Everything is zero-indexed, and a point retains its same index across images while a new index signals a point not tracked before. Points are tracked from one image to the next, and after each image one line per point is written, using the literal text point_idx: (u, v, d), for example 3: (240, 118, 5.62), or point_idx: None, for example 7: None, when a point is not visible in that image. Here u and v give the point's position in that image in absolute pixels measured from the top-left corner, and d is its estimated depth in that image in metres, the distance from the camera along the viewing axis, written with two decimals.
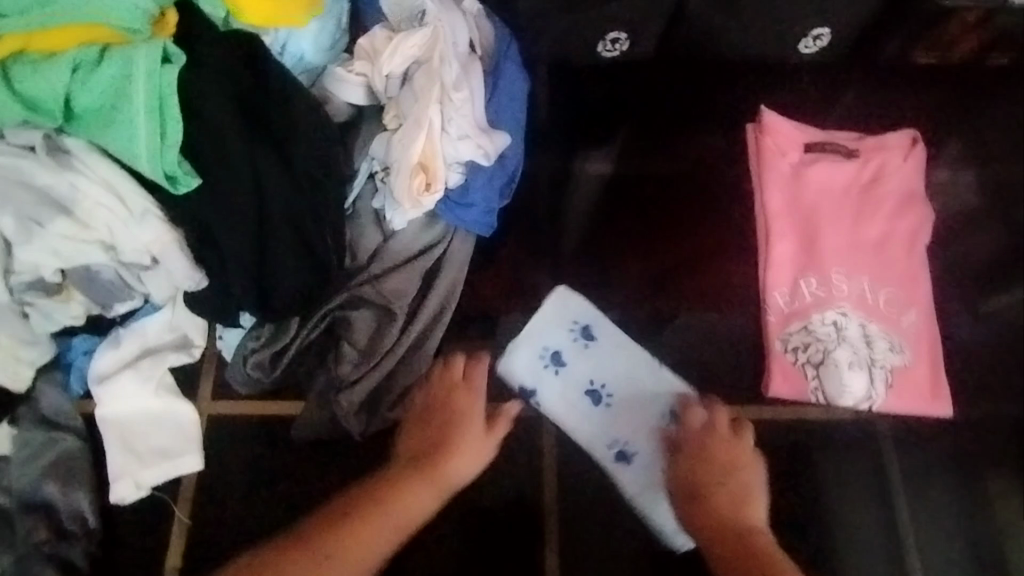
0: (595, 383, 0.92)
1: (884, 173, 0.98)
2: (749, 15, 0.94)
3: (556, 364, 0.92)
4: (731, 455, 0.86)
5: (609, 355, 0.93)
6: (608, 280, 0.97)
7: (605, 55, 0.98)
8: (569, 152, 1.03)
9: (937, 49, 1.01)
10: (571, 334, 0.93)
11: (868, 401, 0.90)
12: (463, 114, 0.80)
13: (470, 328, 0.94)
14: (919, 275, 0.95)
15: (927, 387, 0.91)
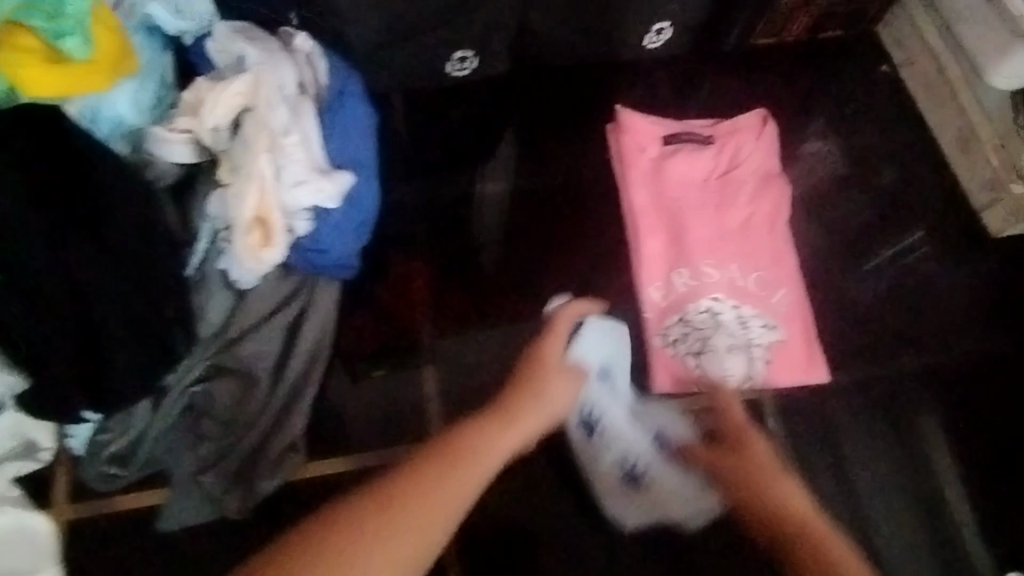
0: (600, 414, 0.84)
1: (740, 157, 1.00)
2: (587, 19, 0.97)
3: (601, 380, 0.85)
4: (744, 423, 0.76)
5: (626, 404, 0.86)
6: (496, 296, 0.91)
7: (455, 74, 0.99)
8: (435, 173, 0.97)
9: (772, 30, 1.06)
10: (628, 377, 0.87)
11: (749, 382, 0.90)
12: (297, 159, 0.77)
13: (354, 371, 0.85)
14: (785, 251, 0.97)
15: (801, 360, 0.93)
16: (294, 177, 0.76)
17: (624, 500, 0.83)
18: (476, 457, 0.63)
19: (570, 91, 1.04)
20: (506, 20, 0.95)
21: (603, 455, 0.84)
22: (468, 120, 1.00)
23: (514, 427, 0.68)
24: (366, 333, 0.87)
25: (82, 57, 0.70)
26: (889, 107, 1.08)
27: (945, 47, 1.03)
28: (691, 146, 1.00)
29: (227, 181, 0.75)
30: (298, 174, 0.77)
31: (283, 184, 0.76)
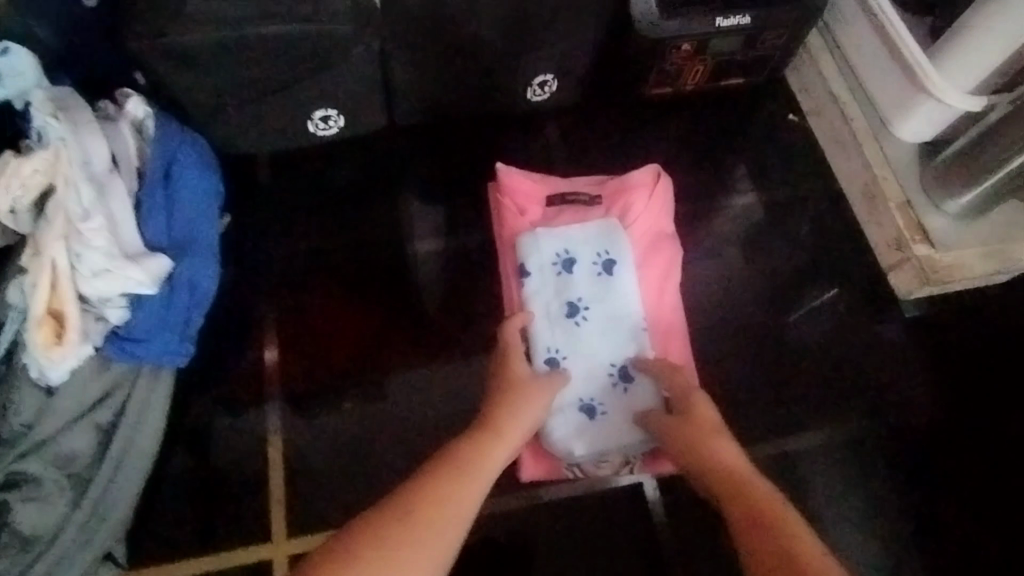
0: (583, 300, 0.87)
1: (630, 218, 0.91)
2: (456, 71, 0.90)
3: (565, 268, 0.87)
4: (689, 387, 0.80)
5: (617, 297, 0.87)
6: (351, 376, 0.87)
7: (321, 133, 0.92)
8: (298, 239, 0.93)
9: (666, 81, 0.97)
10: (593, 259, 0.88)
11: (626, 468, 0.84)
12: (100, 244, 0.72)
13: (193, 455, 0.83)
14: (677, 321, 0.90)
15: None
16: (94, 262, 0.71)
17: (591, 439, 0.83)
18: (440, 533, 0.62)
19: (450, 147, 0.99)
20: (364, 74, 0.87)
21: (564, 390, 0.83)
22: (340, 188, 0.96)
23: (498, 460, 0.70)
24: (217, 420, 0.84)
25: None
26: (795, 155, 1.02)
27: (849, 93, 0.96)
28: (576, 208, 0.92)
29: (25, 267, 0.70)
30: (99, 260, 0.71)
31: (81, 273, 0.71)
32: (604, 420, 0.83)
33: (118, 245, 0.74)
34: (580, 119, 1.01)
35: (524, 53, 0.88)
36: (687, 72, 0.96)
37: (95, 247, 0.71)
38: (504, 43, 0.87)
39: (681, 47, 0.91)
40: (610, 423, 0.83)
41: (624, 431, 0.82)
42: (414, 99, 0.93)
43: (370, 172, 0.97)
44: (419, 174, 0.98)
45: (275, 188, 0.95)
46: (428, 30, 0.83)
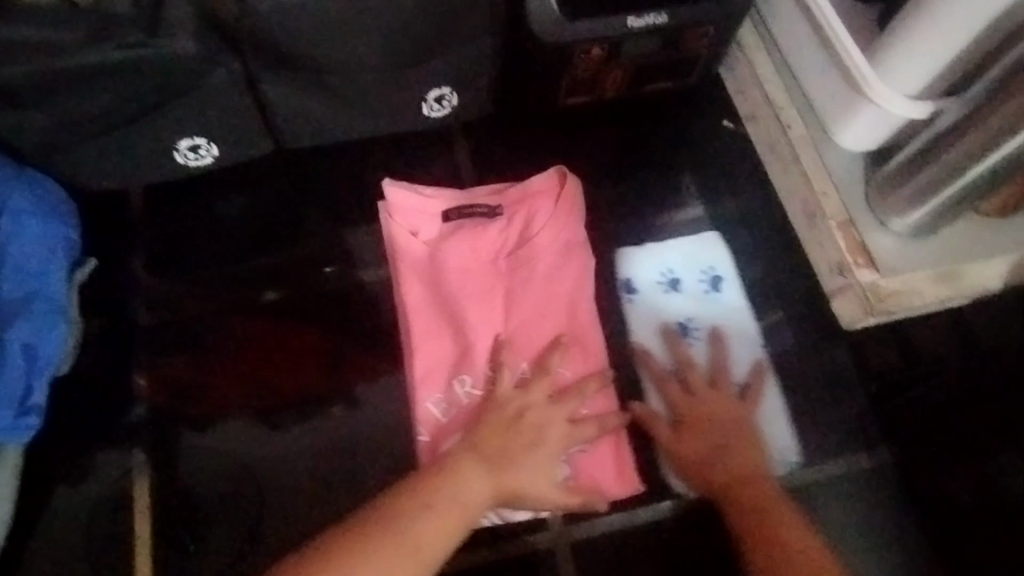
0: (692, 319, 0.83)
1: (534, 228, 0.83)
2: (338, 91, 0.79)
3: (630, 294, 0.84)
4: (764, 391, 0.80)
5: (715, 305, 0.84)
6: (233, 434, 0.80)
7: (193, 164, 0.83)
8: (177, 281, 0.84)
9: (580, 88, 0.87)
10: (698, 277, 0.85)
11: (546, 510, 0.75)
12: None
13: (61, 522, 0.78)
14: (592, 338, 0.80)
15: (612, 472, 0.76)
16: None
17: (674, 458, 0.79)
18: (454, 504, 0.68)
19: (349, 168, 0.89)
20: (228, 99, 0.77)
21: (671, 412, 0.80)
22: (225, 224, 0.86)
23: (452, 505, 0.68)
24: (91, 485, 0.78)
25: None
26: (734, 164, 0.91)
27: (788, 100, 0.86)
28: (474, 222, 0.83)
29: None
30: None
31: None
32: None
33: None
34: (492, 131, 0.91)
35: (407, 70, 0.79)
36: (604, 78, 0.86)
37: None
38: (385, 59, 0.76)
39: (591, 52, 0.81)
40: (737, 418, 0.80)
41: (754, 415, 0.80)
42: (298, 125, 0.83)
43: (259, 199, 0.88)
44: (313, 199, 0.88)
45: (154, 222, 0.86)
46: (291, 48, 0.73)
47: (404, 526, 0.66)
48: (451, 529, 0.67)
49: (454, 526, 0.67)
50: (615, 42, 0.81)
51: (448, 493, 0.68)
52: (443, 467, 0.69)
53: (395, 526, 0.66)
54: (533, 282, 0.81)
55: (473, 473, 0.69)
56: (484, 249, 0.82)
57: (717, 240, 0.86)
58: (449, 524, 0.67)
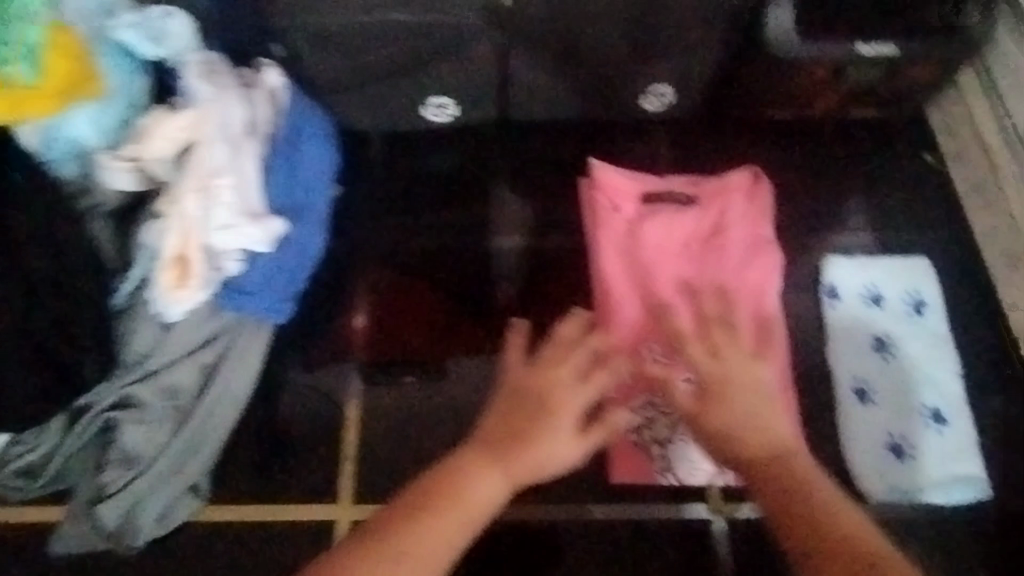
0: (890, 335, 0.87)
1: (728, 222, 0.90)
2: (574, 70, 0.90)
3: (832, 299, 0.89)
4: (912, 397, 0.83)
5: (920, 328, 0.87)
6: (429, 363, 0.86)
7: (434, 118, 0.94)
8: (397, 223, 0.93)
9: (791, 105, 0.93)
10: (902, 299, 0.89)
11: (720, 478, 0.81)
12: (221, 206, 0.77)
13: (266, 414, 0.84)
14: (775, 332, 0.86)
15: None
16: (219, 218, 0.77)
17: (885, 471, 0.82)
18: (544, 454, 0.67)
19: (560, 147, 0.96)
20: (484, 66, 0.89)
21: (868, 423, 0.84)
22: (445, 175, 0.95)
23: (552, 449, 0.67)
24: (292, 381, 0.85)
25: (32, 83, 0.73)
26: (929, 198, 0.93)
27: (1001, 144, 0.92)
28: (670, 208, 0.91)
29: (161, 213, 0.77)
30: (221, 217, 0.77)
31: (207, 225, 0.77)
32: (937, 434, 0.83)
33: (238, 206, 0.78)
34: (697, 133, 0.96)
35: (644, 61, 0.89)
36: (815, 100, 0.92)
37: (217, 208, 0.77)
38: (623, 48, 0.88)
39: (815, 73, 0.89)
40: (942, 438, 0.83)
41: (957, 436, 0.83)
42: (528, 99, 0.93)
43: (476, 160, 0.96)
44: (524, 167, 0.96)
45: (383, 166, 0.95)
46: (554, 29, 0.86)
47: (511, 458, 0.66)
48: (511, 481, 0.66)
49: (518, 478, 0.66)
50: (838, 65, 0.88)
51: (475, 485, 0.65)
52: (531, 429, 0.67)
53: (471, 448, 0.68)
54: (734, 271, 0.88)
55: (562, 432, 0.68)
56: (677, 233, 0.90)
57: (924, 268, 0.89)
58: (512, 479, 0.66)
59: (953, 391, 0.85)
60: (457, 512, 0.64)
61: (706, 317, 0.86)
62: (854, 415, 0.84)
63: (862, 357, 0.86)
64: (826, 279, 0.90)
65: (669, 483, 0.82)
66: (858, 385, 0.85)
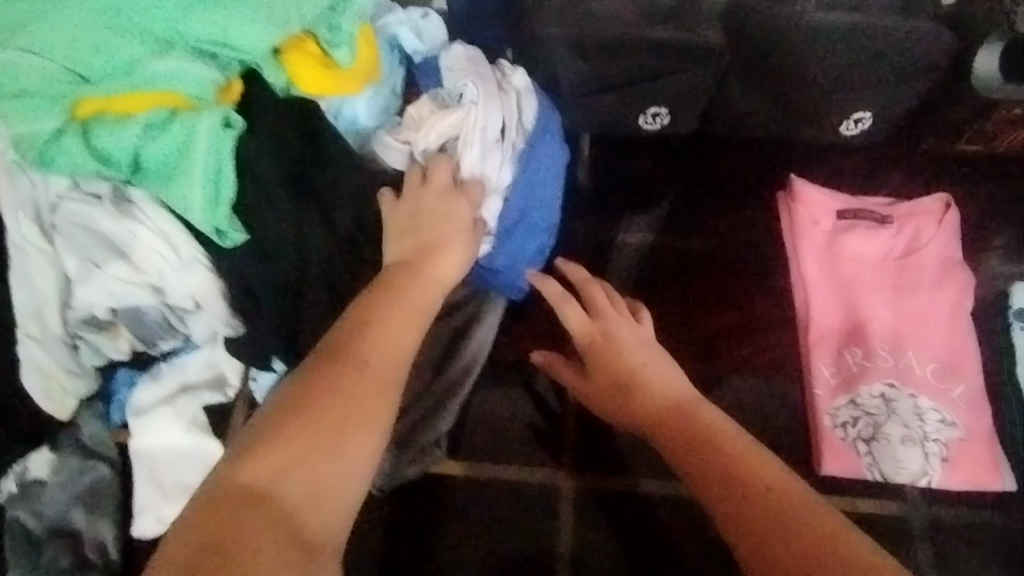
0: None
1: (921, 241, 0.96)
2: (788, 96, 0.95)
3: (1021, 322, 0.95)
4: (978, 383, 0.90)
5: None
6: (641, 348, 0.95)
7: (646, 127, 1.00)
8: (606, 221, 1.03)
9: (981, 140, 1.00)
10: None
11: (924, 478, 0.86)
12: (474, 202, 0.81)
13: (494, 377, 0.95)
14: (969, 346, 0.92)
15: (986, 463, 0.86)
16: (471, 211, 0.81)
17: None
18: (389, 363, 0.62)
19: (754, 165, 1.06)
20: (705, 85, 0.96)
21: None
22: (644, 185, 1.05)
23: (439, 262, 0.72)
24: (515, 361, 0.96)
25: (350, 65, 0.79)
26: None
27: None
28: (867, 226, 0.98)
29: None
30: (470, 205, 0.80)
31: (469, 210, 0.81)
32: None
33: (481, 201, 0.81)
34: (882, 159, 1.05)
35: (863, 90, 0.94)
36: (1004, 136, 1.00)
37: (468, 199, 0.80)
38: (844, 74, 0.92)
39: (1012, 111, 0.95)
40: None
41: None
42: (735, 118, 1.00)
43: (676, 168, 1.06)
44: (717, 180, 1.06)
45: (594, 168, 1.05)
46: (788, 50, 0.91)
47: (404, 291, 0.68)
48: (383, 395, 0.60)
49: (385, 397, 0.60)
50: None
51: (450, 249, 0.73)
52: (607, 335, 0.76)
53: (380, 308, 0.65)
54: (932, 289, 0.94)
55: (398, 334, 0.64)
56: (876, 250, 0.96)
57: None
58: (372, 391, 0.59)
59: None
60: (400, 325, 0.65)
61: (904, 329, 0.92)
62: None
63: None
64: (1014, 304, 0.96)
65: (872, 479, 0.87)
66: None
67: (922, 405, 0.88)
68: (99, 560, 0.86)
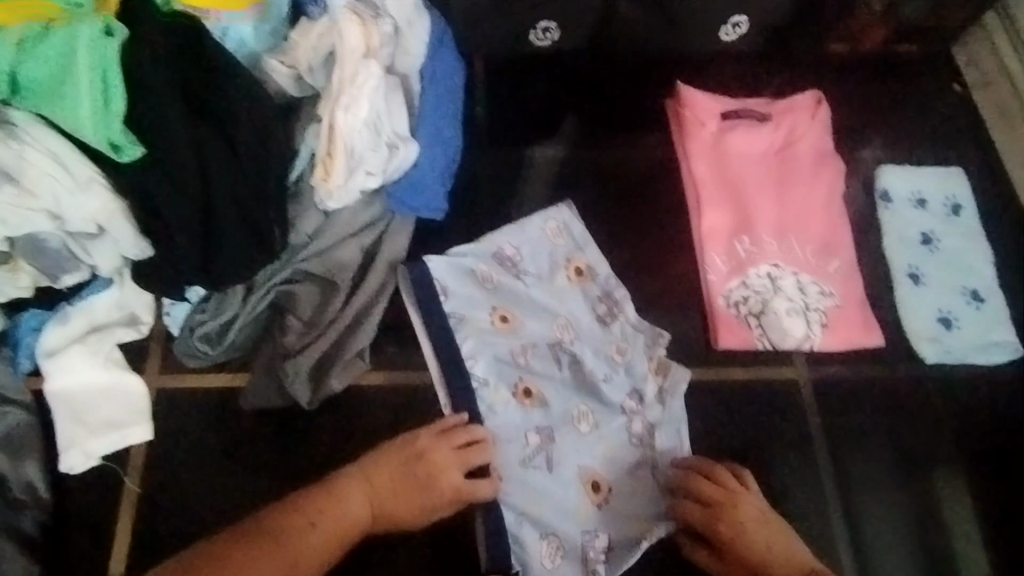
0: (934, 231, 1.03)
1: (797, 135, 1.04)
2: (671, 3, 0.99)
3: (885, 203, 1.04)
4: (851, 278, 0.99)
5: (960, 228, 1.03)
6: None
7: (537, 43, 1.03)
8: (516, 142, 1.05)
9: (848, 38, 1.08)
10: (943, 202, 1.04)
11: (807, 342, 0.96)
12: (525, 380, 0.89)
13: None
14: (841, 227, 1.01)
15: (859, 324, 0.97)
16: (476, 363, 0.88)
17: (945, 339, 0.98)
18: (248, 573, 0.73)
19: (644, 75, 1.09)
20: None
21: (925, 301, 0.99)
22: (545, 102, 1.07)
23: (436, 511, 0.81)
24: None
25: None
26: (957, 123, 1.10)
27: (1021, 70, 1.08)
28: (749, 124, 1.04)
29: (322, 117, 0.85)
30: (580, 395, 0.91)
31: (348, 123, 0.83)
32: (977, 308, 0.99)
33: (534, 406, 0.89)
34: (766, 68, 1.10)
35: None
36: (868, 35, 1.08)
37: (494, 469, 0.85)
38: None
39: (871, 7, 1.03)
40: (983, 311, 0.99)
41: (994, 309, 0.99)
42: (624, 31, 1.04)
43: (574, 87, 1.07)
44: (614, 93, 1.08)
45: (491, 96, 1.06)
46: None
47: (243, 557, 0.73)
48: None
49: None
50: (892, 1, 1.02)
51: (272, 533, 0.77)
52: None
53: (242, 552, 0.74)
54: (810, 179, 1.03)
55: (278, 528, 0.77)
56: (756, 147, 1.04)
57: (961, 177, 1.06)
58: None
59: (985, 272, 1.01)
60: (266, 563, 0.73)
61: (786, 216, 1.01)
62: (909, 292, 1.00)
63: (909, 252, 1.02)
64: (878, 186, 1.05)
65: (763, 348, 0.96)
66: (914, 272, 1.01)
67: (803, 281, 0.98)
68: (27, 499, 0.82)
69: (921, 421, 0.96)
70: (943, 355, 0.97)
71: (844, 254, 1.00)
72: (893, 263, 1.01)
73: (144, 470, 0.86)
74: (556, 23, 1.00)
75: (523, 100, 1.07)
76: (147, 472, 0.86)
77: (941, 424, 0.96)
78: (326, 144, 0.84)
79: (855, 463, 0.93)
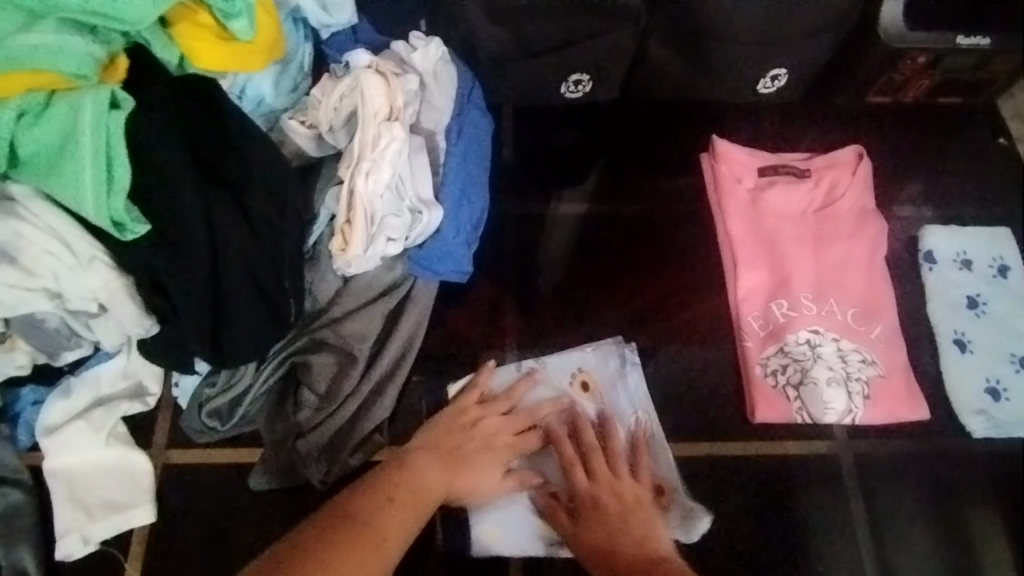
0: (981, 294, 0.98)
1: (838, 192, 0.99)
2: (709, 55, 0.94)
3: (930, 263, 0.99)
4: (894, 344, 0.94)
5: (1009, 292, 0.98)
6: (585, 325, 0.94)
7: (568, 96, 0.98)
8: (543, 197, 1.00)
9: (888, 90, 1.03)
10: (989, 263, 1.00)
11: (849, 416, 0.90)
12: (521, 491, 0.86)
13: (433, 363, 0.91)
14: (884, 289, 0.96)
15: (905, 396, 0.91)
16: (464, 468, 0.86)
17: (995, 411, 0.92)
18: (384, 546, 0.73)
19: (677, 124, 1.04)
20: (627, 47, 0.93)
21: (972, 370, 0.94)
22: (575, 152, 1.02)
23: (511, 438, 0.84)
24: (456, 340, 0.92)
25: (249, 39, 0.73)
26: (1002, 179, 1.05)
27: None
28: (787, 180, 1.00)
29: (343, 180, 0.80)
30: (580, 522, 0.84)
31: (370, 189, 0.78)
32: None
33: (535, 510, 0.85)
34: (804, 120, 1.05)
35: (774, 49, 0.95)
36: (909, 88, 1.03)
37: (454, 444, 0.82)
38: (761, 33, 0.92)
39: (916, 60, 0.97)
40: None
41: None
42: (657, 81, 0.99)
43: (605, 137, 1.02)
44: (647, 142, 1.03)
45: (517, 148, 1.01)
46: (703, 10, 0.90)
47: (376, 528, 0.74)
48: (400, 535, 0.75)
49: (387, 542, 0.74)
50: (939, 55, 0.97)
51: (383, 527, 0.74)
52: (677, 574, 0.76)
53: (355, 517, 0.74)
54: (852, 238, 0.97)
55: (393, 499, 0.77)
56: (793, 204, 0.99)
57: (1008, 237, 1.01)
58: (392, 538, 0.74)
59: None
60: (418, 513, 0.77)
61: (827, 275, 0.96)
62: (954, 359, 0.95)
63: (954, 317, 0.96)
64: (920, 245, 1.00)
65: (802, 421, 0.91)
66: (960, 338, 0.95)
67: (845, 347, 0.93)
68: None
69: (970, 502, 0.90)
70: (992, 428, 0.92)
71: (886, 316, 0.95)
72: (938, 328, 0.96)
73: (145, 556, 0.81)
74: (588, 75, 0.95)
75: (550, 153, 1.02)
76: (149, 558, 0.80)
77: (992, 506, 0.90)
78: (344, 212, 0.79)
79: (900, 548, 0.88)
